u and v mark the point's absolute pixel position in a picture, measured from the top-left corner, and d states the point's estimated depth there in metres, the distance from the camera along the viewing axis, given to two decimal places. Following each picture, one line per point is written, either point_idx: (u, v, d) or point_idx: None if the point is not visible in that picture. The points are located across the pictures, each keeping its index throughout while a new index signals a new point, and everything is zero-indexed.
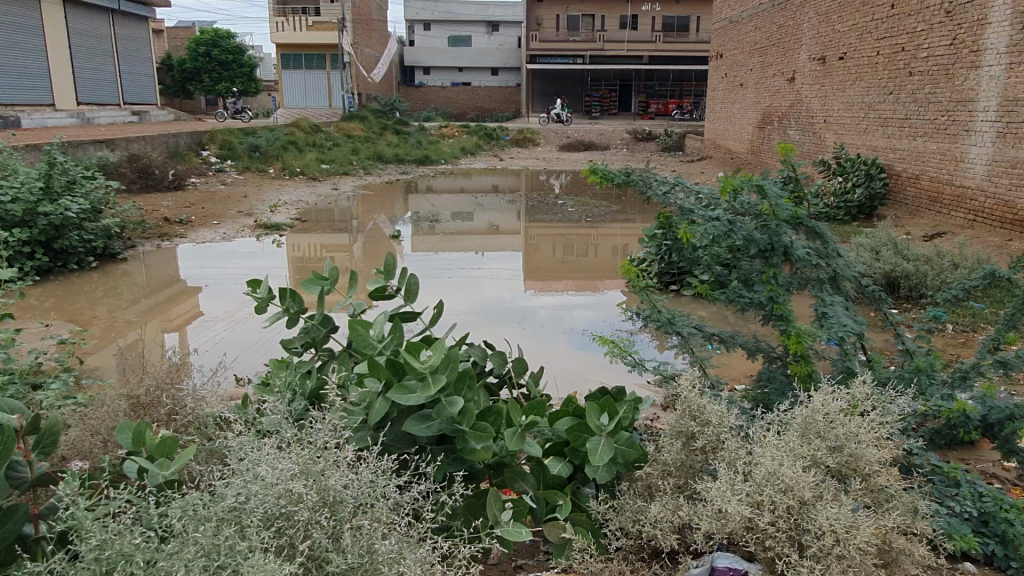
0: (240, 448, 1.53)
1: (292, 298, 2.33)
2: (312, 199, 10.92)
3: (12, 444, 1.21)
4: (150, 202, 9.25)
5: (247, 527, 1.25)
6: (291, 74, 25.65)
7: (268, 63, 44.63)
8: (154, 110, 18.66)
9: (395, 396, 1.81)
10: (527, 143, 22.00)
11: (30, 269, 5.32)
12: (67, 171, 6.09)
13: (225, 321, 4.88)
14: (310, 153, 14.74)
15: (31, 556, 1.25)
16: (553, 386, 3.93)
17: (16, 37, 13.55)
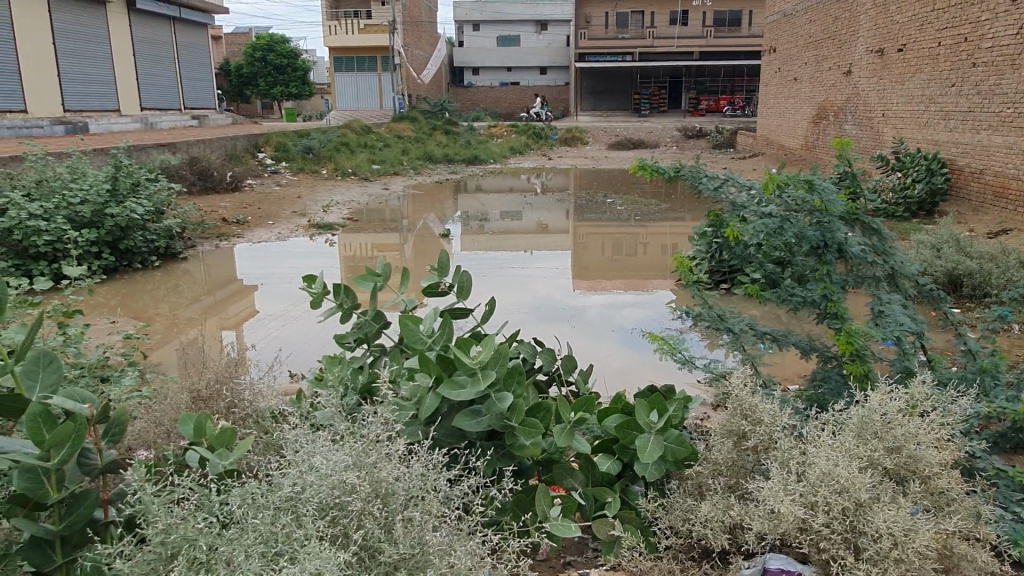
0: (296, 440, 1.58)
1: (345, 293, 2.38)
2: (363, 199, 11.10)
3: (85, 432, 1.26)
4: (209, 203, 9.55)
5: (303, 515, 1.28)
6: (343, 77, 26.12)
7: (320, 67, 45.50)
8: (212, 114, 19.23)
9: (446, 390, 1.85)
10: (575, 142, 21.93)
11: (97, 268, 5.53)
12: (132, 174, 6.32)
13: (281, 319, 5.02)
14: (362, 154, 14.98)
15: (101, 540, 1.32)
16: (601, 385, 3.92)
17: (86, 46, 14.17)
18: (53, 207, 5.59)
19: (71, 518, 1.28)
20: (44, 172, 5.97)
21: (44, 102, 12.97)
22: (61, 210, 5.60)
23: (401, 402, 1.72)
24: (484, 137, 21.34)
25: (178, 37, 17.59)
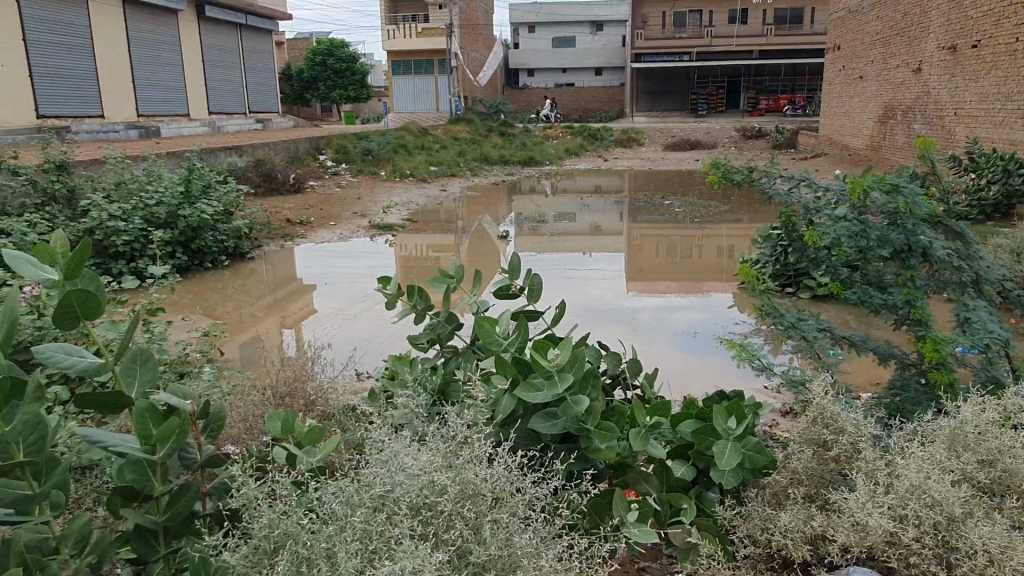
0: (381, 439, 1.61)
1: (419, 295, 2.41)
2: (421, 201, 11.22)
3: (187, 430, 1.30)
4: (274, 204, 9.80)
5: (394, 514, 1.31)
6: (401, 80, 26.49)
7: (378, 70, 46.35)
8: (276, 117, 19.71)
9: (522, 392, 1.85)
10: (631, 143, 21.74)
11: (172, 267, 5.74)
12: (202, 177, 6.54)
13: (341, 318, 5.10)
14: (420, 155, 15.17)
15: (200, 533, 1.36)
16: (667, 388, 3.87)
17: (158, 53, 14.71)
18: (131, 208, 5.79)
19: (174, 509, 1.34)
20: (122, 175, 6.22)
21: (119, 107, 13.52)
22: (139, 211, 5.79)
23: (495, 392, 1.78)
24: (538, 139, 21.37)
25: (243, 42, 18.12)
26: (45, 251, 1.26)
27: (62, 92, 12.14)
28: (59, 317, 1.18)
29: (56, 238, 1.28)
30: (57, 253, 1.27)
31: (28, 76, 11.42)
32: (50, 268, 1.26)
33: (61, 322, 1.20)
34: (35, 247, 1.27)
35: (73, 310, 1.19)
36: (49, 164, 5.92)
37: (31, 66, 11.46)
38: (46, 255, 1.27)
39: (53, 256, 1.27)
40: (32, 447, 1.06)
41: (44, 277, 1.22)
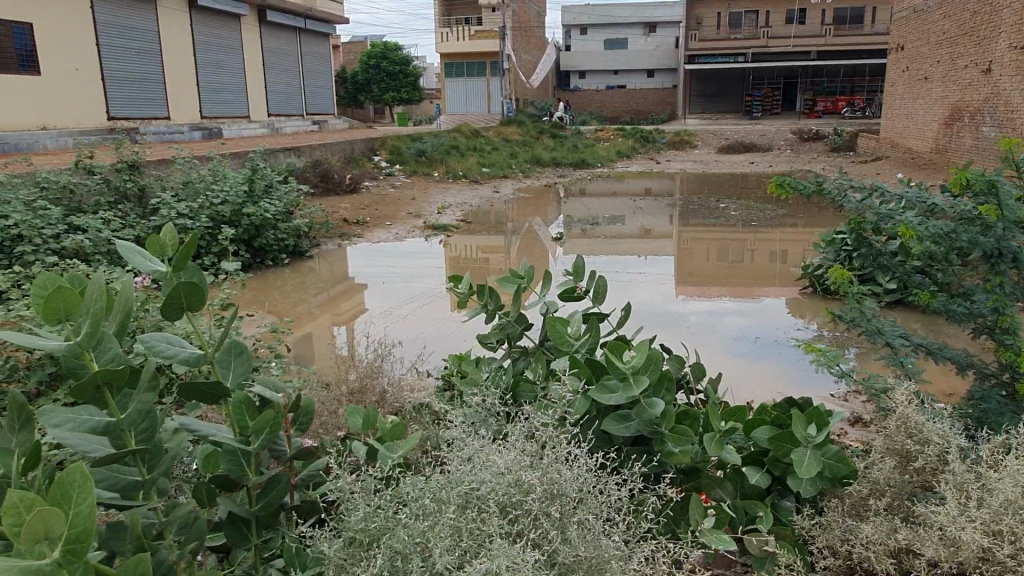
0: (461, 439, 1.61)
1: (489, 295, 2.42)
2: (474, 202, 11.28)
3: (279, 424, 1.32)
4: (331, 204, 9.99)
5: (483, 512, 1.31)
6: (453, 82, 26.75)
7: (430, 73, 46.96)
8: (332, 118, 20.09)
9: (596, 394, 1.83)
10: (683, 146, 21.49)
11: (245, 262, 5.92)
12: (265, 177, 6.72)
13: (391, 317, 5.14)
14: (472, 157, 15.26)
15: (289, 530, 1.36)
16: (730, 394, 3.80)
17: (221, 57, 15.18)
18: (197, 207, 5.95)
19: (267, 498, 1.37)
20: (190, 175, 6.44)
21: (183, 109, 13.99)
22: (205, 210, 5.96)
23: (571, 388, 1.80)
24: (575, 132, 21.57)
25: (301, 46, 18.53)
26: (156, 243, 1.29)
27: (130, 94, 12.60)
28: (167, 307, 1.21)
29: (166, 232, 1.33)
30: (169, 247, 1.31)
31: (100, 80, 11.91)
32: (160, 262, 1.30)
33: (168, 312, 1.23)
34: (148, 240, 1.31)
35: (180, 301, 1.22)
36: (123, 163, 6.16)
37: (103, 69, 11.94)
38: (158, 248, 1.31)
39: (164, 250, 1.31)
40: (143, 434, 1.12)
41: (153, 269, 1.26)
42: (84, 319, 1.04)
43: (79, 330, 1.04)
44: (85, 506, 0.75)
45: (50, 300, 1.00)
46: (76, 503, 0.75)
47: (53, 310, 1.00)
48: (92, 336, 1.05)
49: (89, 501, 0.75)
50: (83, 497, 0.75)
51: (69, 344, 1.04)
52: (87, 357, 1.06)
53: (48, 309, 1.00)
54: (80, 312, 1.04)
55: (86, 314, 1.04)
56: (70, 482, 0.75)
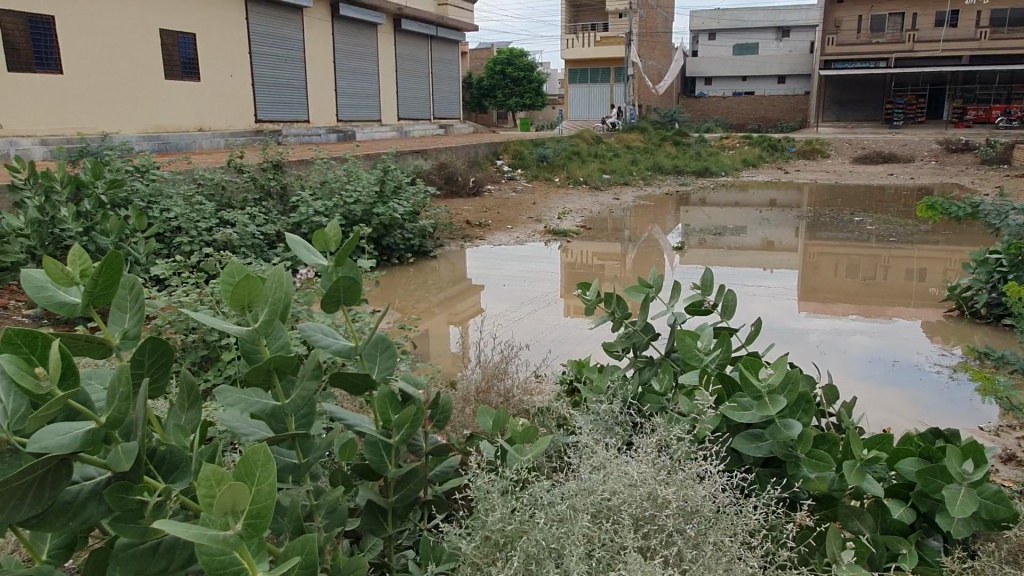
0: (589, 447, 1.60)
1: (617, 303, 2.40)
2: (593, 208, 11.26)
3: (420, 418, 1.35)
4: (455, 206, 10.29)
5: (614, 521, 1.31)
6: (577, 88, 26.93)
7: (554, 79, 47.49)
8: (457, 122, 20.63)
9: (729, 410, 1.75)
10: (815, 155, 20.53)
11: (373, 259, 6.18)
12: (394, 178, 7.00)
13: (505, 319, 5.20)
14: (593, 163, 15.21)
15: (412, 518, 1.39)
16: (866, 420, 3.56)
17: (359, 63, 15.96)
18: (332, 206, 6.32)
19: (403, 492, 1.42)
20: (328, 175, 6.85)
21: (322, 113, 14.82)
22: (339, 209, 6.32)
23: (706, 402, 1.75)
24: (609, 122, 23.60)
25: (433, 53, 19.16)
26: (323, 238, 1.39)
27: (275, 98, 13.49)
28: (329, 300, 1.28)
29: (331, 228, 1.41)
30: (332, 242, 1.40)
31: (251, 86, 12.82)
32: (324, 256, 1.39)
33: (329, 305, 1.30)
34: (315, 235, 1.41)
35: (341, 296, 1.30)
36: (268, 163, 6.64)
37: (254, 75, 12.86)
38: (323, 243, 1.40)
39: (329, 245, 1.40)
40: (302, 420, 1.19)
41: (317, 263, 1.35)
42: (263, 308, 1.12)
43: (257, 317, 1.12)
44: (266, 484, 0.80)
45: (236, 289, 1.09)
46: (258, 480, 0.80)
47: (239, 298, 1.09)
48: (268, 324, 1.13)
49: (270, 479, 0.80)
50: (265, 474, 0.80)
51: (248, 330, 1.12)
52: (261, 344, 1.14)
53: (234, 297, 1.09)
54: (260, 302, 1.12)
55: (266, 302, 1.12)
56: (254, 462, 0.80)
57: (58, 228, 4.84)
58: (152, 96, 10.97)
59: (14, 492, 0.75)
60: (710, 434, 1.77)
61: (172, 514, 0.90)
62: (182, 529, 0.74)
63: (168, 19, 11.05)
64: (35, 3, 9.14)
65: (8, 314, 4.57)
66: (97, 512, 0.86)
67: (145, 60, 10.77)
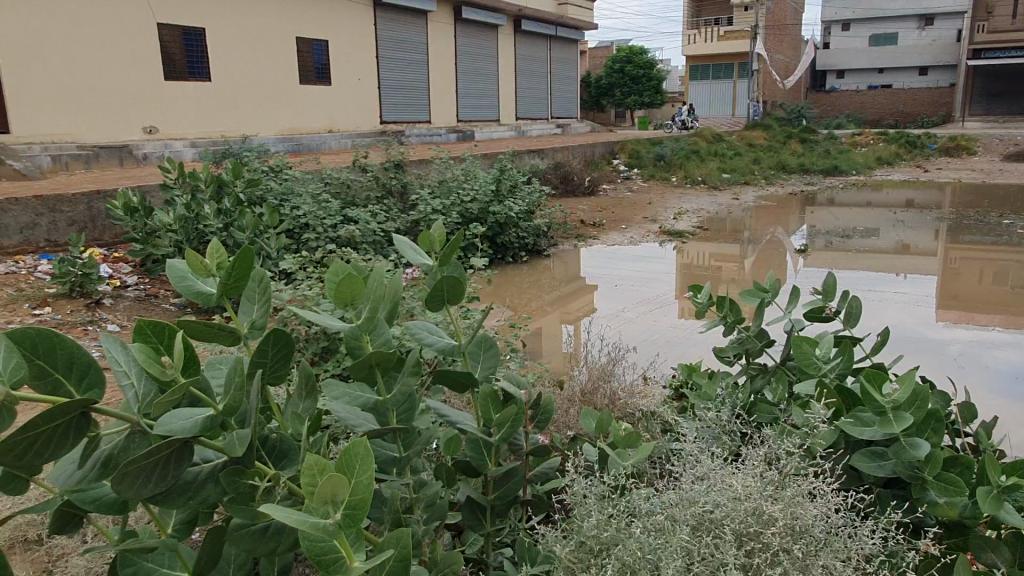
0: (693, 456, 1.56)
1: (730, 306, 2.32)
2: (712, 208, 10.94)
3: (518, 420, 1.36)
4: (570, 205, 10.32)
5: (717, 537, 1.26)
6: (698, 85, 26.35)
7: (674, 76, 46.58)
8: (575, 122, 20.62)
9: (847, 426, 1.64)
10: (960, 152, 19.00)
11: (486, 257, 6.28)
12: (511, 177, 7.10)
13: (617, 319, 5.17)
14: (712, 161, 14.78)
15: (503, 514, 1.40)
16: (1007, 444, 3.25)
17: (480, 65, 16.28)
18: (450, 204, 6.49)
19: (504, 489, 1.43)
20: (447, 174, 7.05)
21: (443, 114, 15.25)
22: (456, 207, 6.47)
23: (820, 416, 1.65)
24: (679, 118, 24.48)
25: (552, 52, 19.25)
26: (427, 239, 1.43)
27: (399, 100, 14.00)
28: (431, 298, 1.32)
29: (436, 229, 1.45)
30: (436, 243, 1.43)
31: (377, 89, 13.36)
32: (428, 257, 1.43)
33: (431, 304, 1.34)
34: (420, 236, 1.45)
35: (442, 295, 1.33)
36: (391, 163, 6.89)
37: (380, 78, 13.40)
38: (427, 243, 1.44)
39: (433, 245, 1.44)
40: (404, 415, 1.23)
41: (421, 263, 1.40)
42: (365, 306, 1.17)
43: (360, 314, 1.17)
44: (363, 478, 0.83)
45: (341, 287, 1.14)
46: (356, 474, 0.83)
47: (343, 297, 1.14)
48: (371, 321, 1.17)
49: (367, 474, 0.83)
50: (362, 469, 0.83)
51: (352, 327, 1.17)
52: (364, 341, 1.18)
53: (339, 295, 1.14)
54: (363, 300, 1.17)
55: (368, 301, 1.17)
56: (354, 455, 0.83)
57: (202, 224, 5.25)
58: (288, 100, 11.66)
59: (141, 472, 0.82)
60: (824, 449, 1.67)
61: (279, 499, 0.96)
62: (285, 515, 0.78)
63: (303, 27, 11.72)
64: (188, 16, 9.96)
65: (158, 302, 5.01)
66: (213, 492, 0.93)
67: (282, 66, 11.48)
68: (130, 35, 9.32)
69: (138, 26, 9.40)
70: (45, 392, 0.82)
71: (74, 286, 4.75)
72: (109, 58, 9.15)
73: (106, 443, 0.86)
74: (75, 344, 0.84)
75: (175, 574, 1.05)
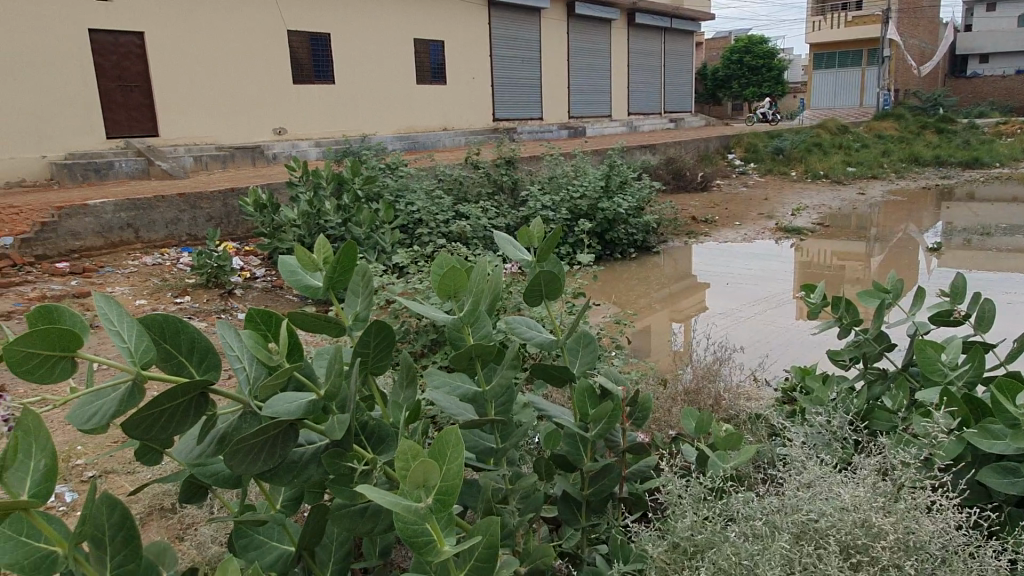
0: (798, 461, 1.50)
1: (846, 307, 2.20)
2: (834, 204, 10.37)
3: (615, 417, 1.35)
4: (682, 202, 10.11)
5: (820, 546, 1.21)
6: (823, 75, 25.10)
7: (797, 68, 44.56)
8: (688, 116, 20.12)
9: (974, 438, 1.51)
10: None
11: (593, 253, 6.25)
12: (620, 173, 7.03)
13: (729, 318, 5.01)
14: (836, 154, 14.01)
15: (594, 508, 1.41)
16: None
17: (592, 60, 16.18)
18: (558, 200, 6.51)
19: (600, 485, 1.43)
20: (557, 171, 7.06)
21: (554, 111, 15.29)
22: (565, 203, 6.47)
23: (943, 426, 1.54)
24: (761, 113, 24.45)
25: (667, 45, 18.85)
26: (527, 235, 1.45)
27: (511, 97, 14.16)
28: (529, 292, 1.34)
29: (536, 224, 1.46)
30: (536, 238, 1.45)
31: (490, 87, 13.57)
32: (528, 252, 1.45)
33: (530, 297, 1.36)
34: (521, 231, 1.47)
35: (541, 289, 1.34)
36: (502, 160, 6.99)
37: (493, 76, 13.60)
38: (527, 239, 1.46)
39: (533, 240, 1.45)
40: (501, 407, 1.25)
41: (521, 258, 1.42)
42: (468, 298, 1.20)
43: (462, 306, 1.20)
44: (454, 465, 0.85)
45: (443, 279, 1.17)
46: (448, 461, 0.85)
47: (445, 288, 1.17)
48: (472, 313, 1.20)
49: (458, 462, 0.85)
50: (454, 456, 0.85)
51: (453, 318, 1.21)
52: (465, 332, 1.22)
53: (441, 287, 1.17)
54: (465, 292, 1.20)
55: (470, 293, 1.19)
56: (446, 443, 0.86)
57: (323, 219, 5.53)
58: (405, 100, 12.06)
59: (251, 449, 0.88)
60: (946, 462, 1.55)
61: (377, 483, 1.00)
62: (381, 496, 0.81)
63: (421, 29, 12.07)
64: (315, 22, 10.49)
65: (283, 293, 5.33)
66: (316, 472, 0.99)
67: (401, 67, 11.87)
68: (262, 42, 9.93)
69: (269, 34, 10.00)
70: (171, 372, 0.90)
71: (210, 277, 5.10)
72: (244, 64, 9.79)
73: (222, 422, 0.93)
74: (196, 329, 0.90)
75: (283, 545, 1.14)
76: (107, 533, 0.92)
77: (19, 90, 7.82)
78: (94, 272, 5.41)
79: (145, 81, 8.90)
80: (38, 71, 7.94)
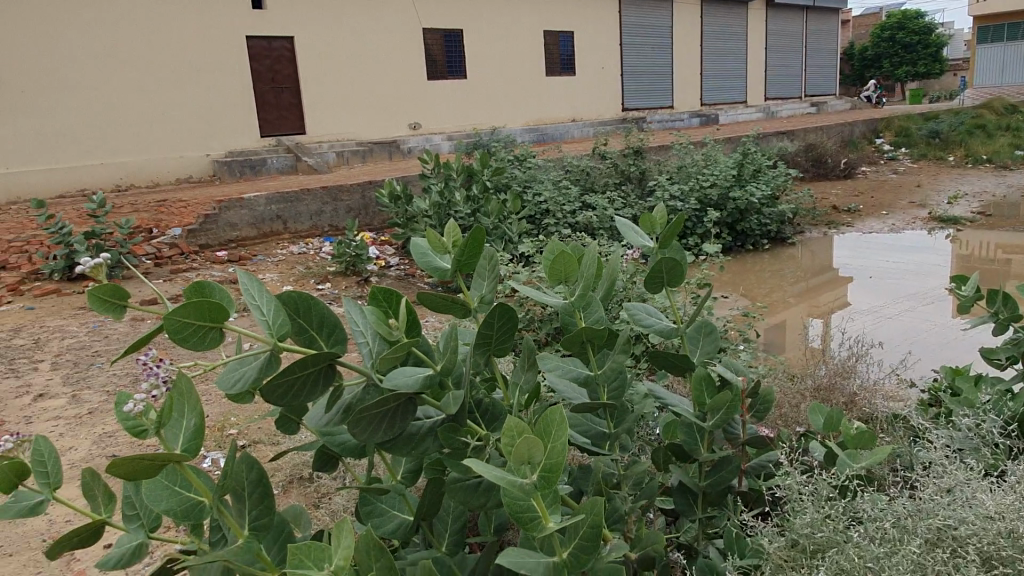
0: (938, 465, 1.40)
1: (1005, 301, 2.01)
2: (999, 191, 9.45)
3: (733, 407, 1.31)
4: (822, 190, 9.57)
5: (959, 553, 1.13)
6: (988, 50, 22.87)
7: (959, 44, 40.83)
8: (832, 99, 18.95)
9: None
10: None
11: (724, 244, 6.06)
12: (754, 161, 6.76)
13: (872, 314, 4.70)
14: (1003, 137, 12.74)
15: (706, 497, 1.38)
16: None
17: (727, 44, 15.60)
18: (688, 189, 6.36)
19: (715, 477, 1.39)
20: (686, 159, 6.88)
21: (686, 98, 14.89)
22: (695, 193, 6.31)
23: None
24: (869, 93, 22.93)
25: (809, 25, 17.83)
26: (649, 221, 1.44)
27: (641, 86, 13.92)
28: (650, 279, 1.32)
29: (658, 211, 1.45)
30: (657, 225, 1.43)
31: (619, 77, 13.41)
32: (649, 239, 1.43)
33: (650, 284, 1.35)
34: (643, 218, 1.46)
35: (662, 276, 1.33)
36: (630, 149, 6.90)
37: (623, 65, 13.42)
38: (649, 226, 1.45)
39: (654, 228, 1.44)
40: (614, 392, 1.24)
41: (643, 244, 1.41)
42: (579, 283, 1.21)
43: (574, 291, 1.22)
44: (558, 443, 0.87)
45: (555, 264, 1.19)
46: (553, 437, 0.88)
47: (557, 272, 1.19)
48: (583, 297, 1.21)
49: (562, 439, 0.87)
50: (558, 433, 0.87)
51: (566, 303, 1.22)
52: (578, 316, 1.23)
53: (553, 271, 1.19)
54: (576, 278, 1.21)
55: (582, 279, 1.21)
56: (552, 421, 0.88)
57: (453, 210, 5.71)
58: (535, 92, 12.15)
59: (372, 419, 0.93)
60: None
61: (489, 457, 1.04)
62: (489, 471, 0.84)
63: (552, 21, 12.10)
64: (449, 20, 10.77)
65: (415, 281, 5.56)
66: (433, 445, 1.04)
67: (531, 60, 11.97)
68: (399, 40, 10.32)
69: (406, 32, 10.37)
70: (303, 345, 0.97)
71: (349, 264, 5.42)
72: (382, 63, 10.22)
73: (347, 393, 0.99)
74: (325, 306, 0.97)
75: (403, 515, 1.20)
76: (247, 488, 1.01)
77: (187, 95, 8.62)
78: (247, 259, 5.88)
79: (294, 82, 9.49)
80: (202, 76, 8.71)
